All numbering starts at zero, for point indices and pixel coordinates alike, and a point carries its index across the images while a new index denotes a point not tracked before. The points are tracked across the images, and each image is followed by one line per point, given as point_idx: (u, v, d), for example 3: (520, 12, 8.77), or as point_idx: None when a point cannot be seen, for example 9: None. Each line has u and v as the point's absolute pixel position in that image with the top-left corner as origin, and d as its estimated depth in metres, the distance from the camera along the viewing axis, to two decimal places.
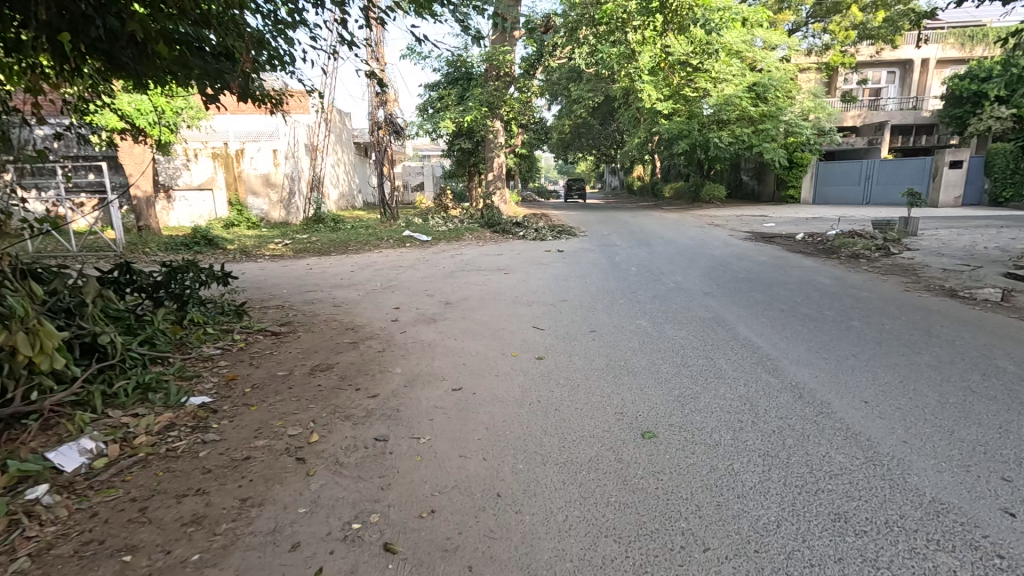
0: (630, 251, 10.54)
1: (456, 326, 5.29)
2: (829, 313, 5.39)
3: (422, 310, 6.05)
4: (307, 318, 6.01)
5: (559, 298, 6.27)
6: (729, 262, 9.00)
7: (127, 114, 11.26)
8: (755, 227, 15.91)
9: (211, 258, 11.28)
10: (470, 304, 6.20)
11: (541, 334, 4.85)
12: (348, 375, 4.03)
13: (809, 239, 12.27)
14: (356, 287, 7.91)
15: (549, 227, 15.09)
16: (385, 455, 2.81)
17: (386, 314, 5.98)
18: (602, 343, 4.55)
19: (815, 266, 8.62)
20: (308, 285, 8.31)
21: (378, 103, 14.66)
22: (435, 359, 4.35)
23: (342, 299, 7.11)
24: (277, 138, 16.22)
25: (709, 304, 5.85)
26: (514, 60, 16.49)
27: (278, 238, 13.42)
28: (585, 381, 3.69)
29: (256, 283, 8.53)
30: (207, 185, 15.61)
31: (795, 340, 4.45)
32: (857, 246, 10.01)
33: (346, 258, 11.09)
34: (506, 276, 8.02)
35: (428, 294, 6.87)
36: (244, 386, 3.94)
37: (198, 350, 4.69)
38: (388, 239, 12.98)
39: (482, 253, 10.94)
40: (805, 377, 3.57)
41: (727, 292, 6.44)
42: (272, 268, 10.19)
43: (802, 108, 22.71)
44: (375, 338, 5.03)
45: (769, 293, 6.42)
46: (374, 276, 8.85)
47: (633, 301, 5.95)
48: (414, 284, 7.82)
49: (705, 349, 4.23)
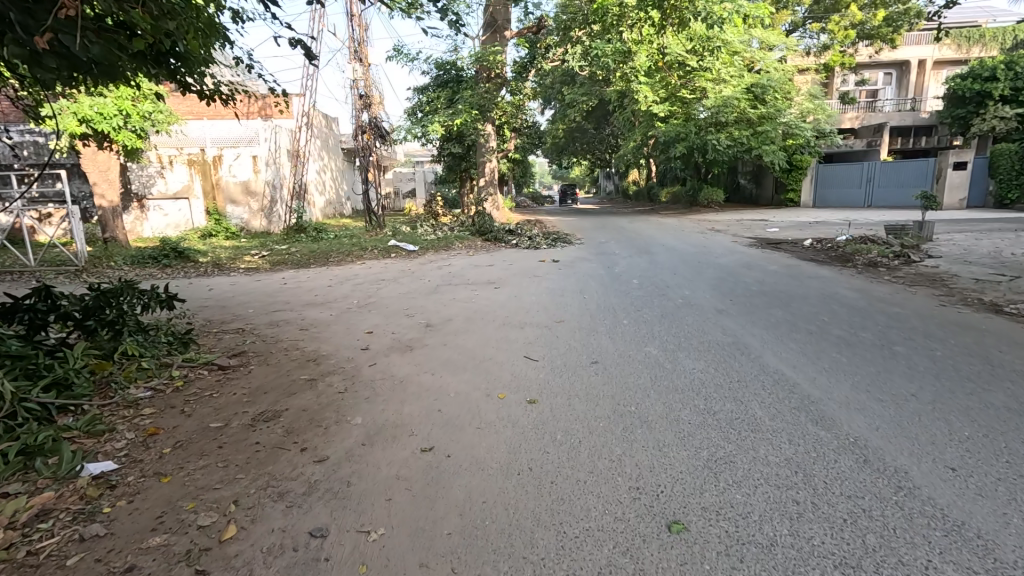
0: (629, 259, 9.87)
1: (437, 356, 4.54)
2: (865, 335, 4.68)
3: (398, 334, 5.31)
4: (266, 345, 5.24)
5: (555, 319, 5.55)
6: (736, 272, 8.34)
7: (89, 118, 10.38)
8: (758, 232, 15.31)
9: (180, 271, 10.50)
10: (454, 327, 5.45)
11: (535, 367, 4.11)
12: (297, 428, 3.27)
13: (816, 245, 11.66)
14: (330, 305, 7.18)
15: (543, 234, 14.43)
16: (319, 565, 2.05)
17: (358, 340, 5.22)
18: (606, 378, 3.83)
19: (831, 275, 7.96)
20: (278, 303, 7.58)
21: (362, 107, 13.90)
22: (406, 402, 3.60)
23: (313, 319, 6.38)
24: (257, 143, 15.25)
25: (725, 324, 5.14)
26: (506, 62, 15.93)
27: (255, 249, 12.64)
28: (588, 437, 2.94)
29: (223, 302, 7.79)
30: (183, 193, 14.95)
31: (837, 372, 3.74)
32: (872, 252, 9.40)
33: (326, 271, 10.39)
34: (496, 291, 7.32)
35: (408, 314, 6.15)
36: (164, 444, 3.17)
37: (123, 392, 3.91)
38: (374, 248, 12.26)
39: (471, 263, 10.27)
40: (864, 430, 2.85)
41: (743, 309, 5.75)
42: (245, 282, 9.46)
43: (801, 109, 22.20)
44: (338, 374, 4.27)
45: (789, 309, 5.74)
46: (352, 292, 8.13)
47: (637, 322, 5.25)
48: (395, 301, 7.12)
49: (732, 387, 3.52)
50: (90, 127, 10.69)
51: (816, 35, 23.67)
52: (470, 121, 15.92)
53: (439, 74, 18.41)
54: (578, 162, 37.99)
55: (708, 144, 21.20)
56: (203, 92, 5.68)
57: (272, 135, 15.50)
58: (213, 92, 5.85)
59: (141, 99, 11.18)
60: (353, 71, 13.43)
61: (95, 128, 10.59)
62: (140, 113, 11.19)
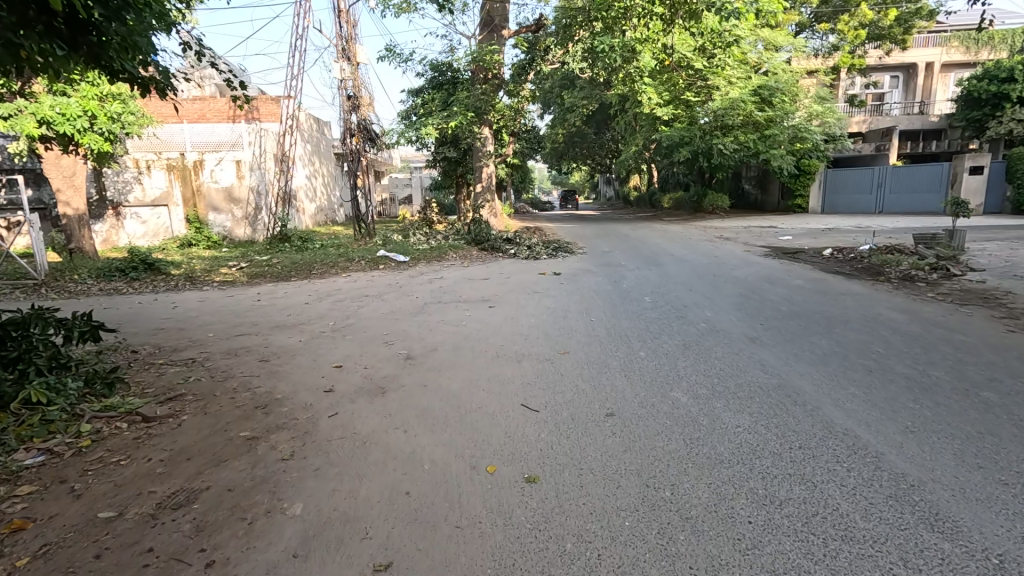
0: (637, 273, 9.02)
1: (414, 403, 3.67)
2: (938, 375, 3.82)
3: (371, 369, 4.46)
4: (211, 383, 4.37)
5: (559, 349, 4.71)
6: (758, 287, 7.50)
7: (49, 120, 9.55)
8: (770, 241, 14.49)
9: (149, 286, 9.64)
10: (438, 360, 4.59)
11: (533, 422, 3.26)
12: (210, 524, 2.40)
13: (836, 255, 10.83)
14: (301, 328, 6.31)
15: (543, 243, 13.58)
16: None
17: (324, 377, 4.35)
18: (627, 440, 2.97)
19: (867, 292, 7.10)
20: (244, 324, 6.68)
21: (350, 108, 13.01)
22: (366, 478, 2.74)
23: (279, 347, 5.52)
24: (241, 148, 14.54)
25: (763, 359, 4.27)
26: (503, 61, 15.10)
27: (234, 260, 11.75)
28: (611, 552, 2.08)
29: (182, 323, 6.88)
30: (162, 200, 14.22)
31: (926, 433, 2.89)
32: (903, 265, 8.61)
33: (306, 284, 9.52)
34: (490, 311, 6.45)
35: (387, 342, 5.28)
36: (22, 551, 2.28)
37: (5, 459, 3.03)
38: (360, 259, 11.38)
39: (464, 277, 9.41)
40: (1010, 544, 2.00)
41: (780, 337, 4.90)
42: (215, 298, 8.59)
43: (809, 113, 21.26)
44: (287, 428, 3.41)
45: (831, 336, 4.90)
46: (331, 311, 7.26)
47: (657, 356, 4.41)
48: (375, 324, 6.23)
49: (796, 459, 2.68)
50: (51, 130, 9.84)
51: (825, 37, 23.19)
52: (466, 124, 15.08)
53: (434, 76, 17.68)
54: (578, 168, 37.26)
55: (714, 148, 20.45)
56: (138, 80, 4.81)
57: (257, 138, 14.78)
58: (150, 82, 4.97)
59: (109, 99, 10.43)
60: (341, 69, 12.59)
61: (56, 130, 9.71)
62: (108, 115, 10.35)
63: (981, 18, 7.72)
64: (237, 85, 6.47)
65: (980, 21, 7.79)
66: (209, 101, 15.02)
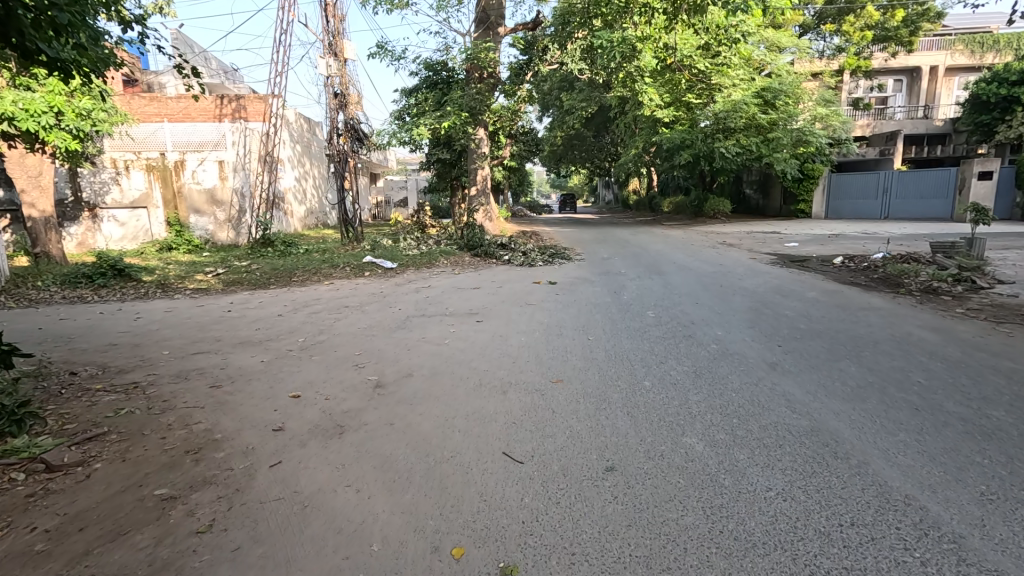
0: (638, 283, 8.41)
1: (376, 450, 3.06)
2: (1001, 417, 3.20)
3: (333, 401, 3.84)
4: (145, 418, 3.73)
5: (551, 378, 4.10)
6: (769, 301, 6.90)
7: (11, 116, 8.82)
8: (777, 247, 13.91)
9: (116, 294, 9.01)
10: (412, 390, 3.98)
11: (516, 481, 2.64)
12: None
13: (848, 264, 10.25)
14: (267, 345, 5.68)
15: (538, 248, 12.99)
16: None
17: (277, 411, 3.74)
18: (631, 509, 2.37)
19: (889, 307, 6.49)
20: (206, 339, 6.04)
21: (337, 106, 12.38)
22: (295, 565, 2.12)
23: (236, 369, 4.90)
24: (224, 148, 14.02)
25: (787, 391, 3.66)
26: (498, 60, 14.55)
27: (212, 266, 11.12)
28: None
29: (139, 337, 6.25)
30: (141, 201, 13.61)
31: (1010, 505, 2.28)
32: (923, 277, 8.04)
33: (284, 293, 8.89)
34: (477, 327, 5.85)
35: (357, 366, 4.65)
36: None
37: None
38: (345, 266, 10.76)
39: (453, 286, 8.79)
40: None
41: (804, 362, 4.30)
42: (183, 309, 7.95)
43: (812, 115, 20.59)
44: (215, 484, 2.79)
45: (860, 362, 4.31)
46: (304, 324, 6.63)
47: (663, 388, 3.79)
48: (349, 341, 5.61)
49: (853, 544, 2.08)
50: (12, 128, 9.10)
51: (829, 39, 22.69)
52: (459, 124, 14.45)
53: (428, 75, 17.07)
54: (577, 172, 36.74)
55: (716, 151, 19.86)
56: (53, 61, 4.10)
57: (241, 138, 14.19)
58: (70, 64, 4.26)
59: (77, 95, 9.81)
60: (327, 66, 11.98)
61: (19, 126, 9.00)
62: (76, 111, 9.81)
63: (1010, 12, 7.18)
64: (190, 71, 5.79)
65: (1009, 16, 7.28)
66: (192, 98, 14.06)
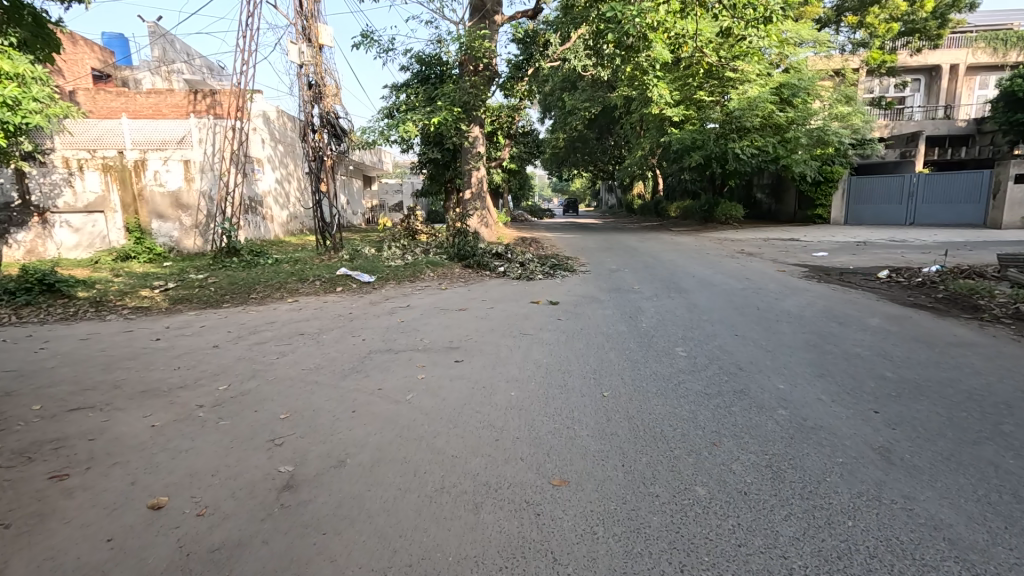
0: (657, 304, 6.98)
1: None
2: None
3: (205, 524, 2.42)
4: None
5: (550, 476, 2.68)
6: (828, 332, 5.43)
7: None
8: (805, 257, 12.46)
9: (39, 315, 7.57)
10: (336, 499, 2.55)
11: None
12: None
13: (896, 278, 8.83)
14: (175, 397, 4.25)
15: (538, 257, 11.62)
16: None
17: (111, 545, 2.31)
18: None
19: (984, 342, 5.07)
20: (97, 386, 4.56)
21: (312, 98, 11.00)
22: None
23: (109, 441, 3.45)
24: (189, 147, 12.65)
25: (939, 516, 2.24)
26: (495, 49, 13.07)
27: (164, 279, 9.77)
28: None
29: (16, 382, 4.77)
30: (98, 206, 12.20)
31: None
32: (1006, 301, 6.59)
33: (235, 314, 7.45)
34: (452, 372, 4.42)
35: (273, 443, 3.22)
36: None
37: None
38: (315, 279, 9.36)
39: (436, 307, 7.39)
40: None
41: (932, 448, 2.86)
42: (106, 336, 6.49)
43: (831, 113, 18.58)
44: None
45: (1013, 447, 2.88)
46: (238, 363, 5.15)
47: (733, 507, 2.36)
48: (281, 392, 4.19)
49: None
50: None
51: (850, 33, 21.50)
52: (452, 120, 13.03)
53: (420, 69, 15.72)
54: (579, 175, 35.48)
55: (729, 152, 18.45)
56: None
57: (208, 135, 12.86)
58: None
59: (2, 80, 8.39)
60: (300, 52, 10.65)
61: None
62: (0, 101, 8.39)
63: None
64: None
65: None
66: (164, 94, 13.82)
